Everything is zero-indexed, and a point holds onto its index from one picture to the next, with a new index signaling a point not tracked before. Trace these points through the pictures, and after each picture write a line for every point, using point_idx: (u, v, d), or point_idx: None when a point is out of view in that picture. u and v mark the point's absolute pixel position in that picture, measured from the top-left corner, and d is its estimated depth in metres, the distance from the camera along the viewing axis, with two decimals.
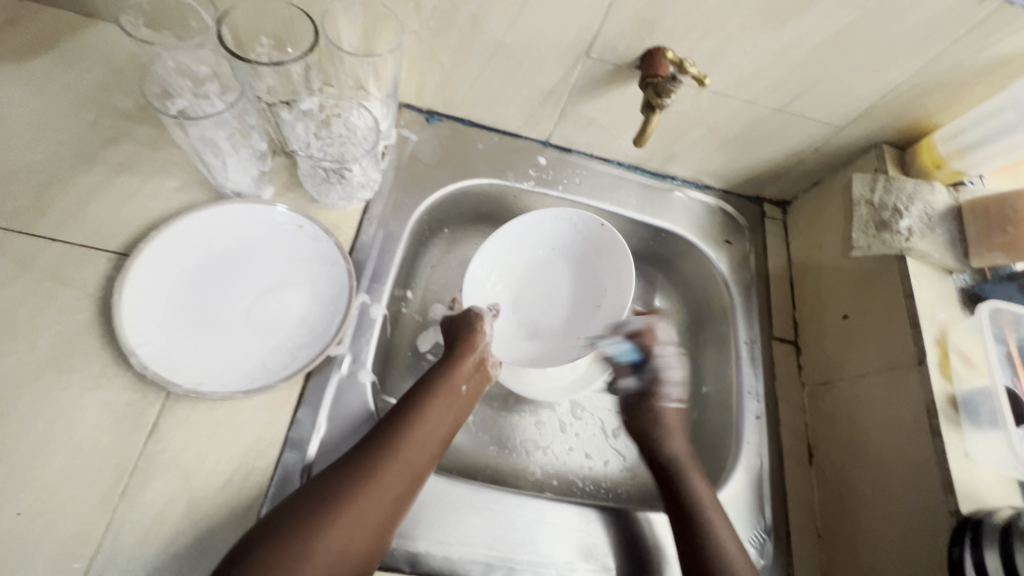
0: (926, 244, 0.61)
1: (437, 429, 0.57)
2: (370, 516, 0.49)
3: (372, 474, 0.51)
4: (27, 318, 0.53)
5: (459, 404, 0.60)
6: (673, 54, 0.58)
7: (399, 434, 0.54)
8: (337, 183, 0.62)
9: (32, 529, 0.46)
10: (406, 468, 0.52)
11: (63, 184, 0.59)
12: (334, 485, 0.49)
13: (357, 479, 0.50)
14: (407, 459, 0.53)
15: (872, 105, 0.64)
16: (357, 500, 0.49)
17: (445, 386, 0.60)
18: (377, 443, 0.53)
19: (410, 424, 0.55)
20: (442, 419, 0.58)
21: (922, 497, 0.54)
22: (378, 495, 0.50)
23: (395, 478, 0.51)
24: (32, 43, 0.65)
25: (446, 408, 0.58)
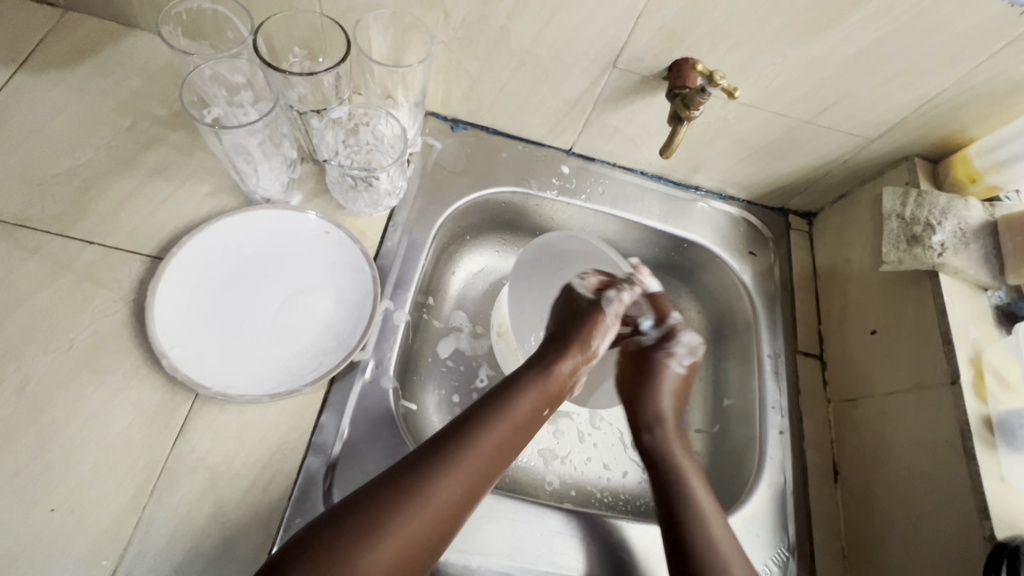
0: (960, 260, 0.60)
1: (512, 440, 0.54)
2: (441, 514, 0.48)
3: (446, 474, 0.49)
4: (64, 318, 0.54)
5: (538, 418, 0.57)
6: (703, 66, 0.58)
7: (478, 436, 0.52)
8: (364, 191, 0.63)
9: (65, 524, 0.47)
10: (479, 474, 0.51)
11: (100, 189, 0.60)
12: (410, 481, 0.48)
13: (433, 476, 0.48)
14: (484, 463, 0.51)
15: (904, 118, 0.63)
16: (432, 497, 0.48)
17: (535, 390, 0.57)
18: (455, 443, 0.51)
19: (490, 428, 0.53)
20: (522, 428, 0.55)
21: (954, 521, 0.52)
22: (450, 495, 0.48)
23: (470, 479, 0.50)
24: (73, 52, 0.67)
25: (527, 417, 0.56)
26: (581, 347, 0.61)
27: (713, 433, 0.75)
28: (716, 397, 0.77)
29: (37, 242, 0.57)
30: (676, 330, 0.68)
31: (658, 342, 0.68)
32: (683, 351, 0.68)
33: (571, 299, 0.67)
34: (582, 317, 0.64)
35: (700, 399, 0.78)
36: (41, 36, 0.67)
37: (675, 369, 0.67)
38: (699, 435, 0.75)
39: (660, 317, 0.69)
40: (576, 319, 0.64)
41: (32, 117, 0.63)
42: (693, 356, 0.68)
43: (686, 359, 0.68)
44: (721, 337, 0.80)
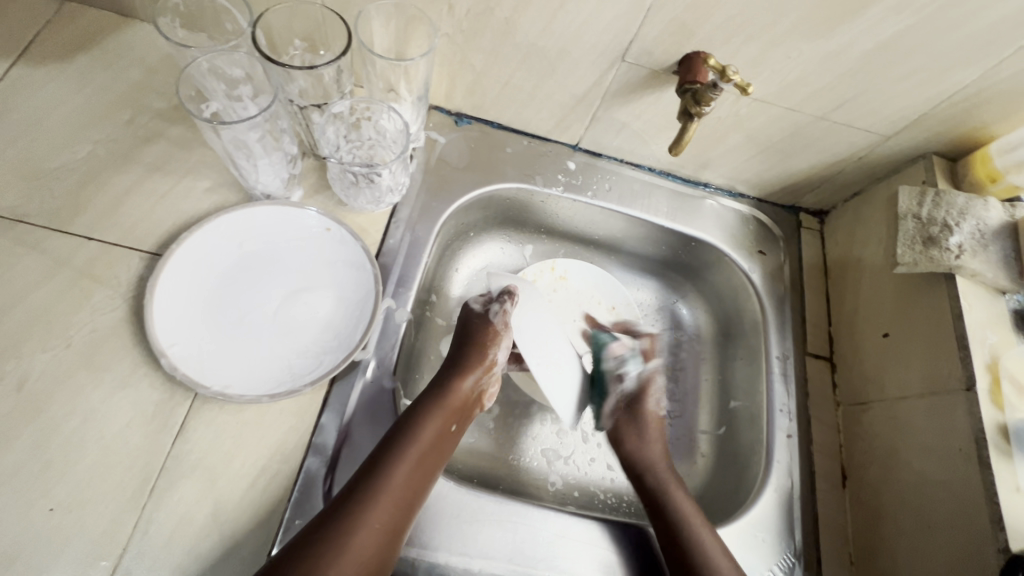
0: (978, 262, 0.58)
1: (425, 464, 0.54)
2: (367, 557, 0.48)
3: (364, 514, 0.49)
4: (63, 315, 0.54)
5: (448, 439, 0.57)
6: (716, 60, 0.55)
7: (388, 470, 0.51)
8: (366, 187, 0.62)
9: (64, 524, 0.47)
10: (399, 505, 0.51)
11: (99, 183, 0.60)
12: (325, 533, 0.47)
13: (348, 520, 0.48)
14: (400, 494, 0.51)
15: (923, 115, 0.61)
16: (353, 543, 0.47)
17: (439, 412, 0.58)
18: (366, 480, 0.51)
19: (399, 458, 0.52)
20: (432, 453, 0.55)
21: (966, 531, 0.51)
22: (373, 534, 0.48)
23: (387, 514, 0.50)
24: (72, 43, 0.66)
25: (436, 441, 0.56)
26: (478, 363, 0.63)
27: (719, 435, 0.74)
28: (723, 398, 0.76)
29: (36, 237, 0.56)
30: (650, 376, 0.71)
31: (630, 400, 0.69)
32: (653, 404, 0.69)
33: (467, 320, 0.67)
34: (474, 339, 0.65)
35: (706, 399, 0.77)
36: (39, 27, 0.66)
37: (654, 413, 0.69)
38: (705, 437, 0.75)
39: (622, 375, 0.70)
40: (468, 340, 0.65)
41: (30, 110, 0.62)
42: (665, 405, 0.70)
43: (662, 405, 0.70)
44: (728, 337, 0.79)
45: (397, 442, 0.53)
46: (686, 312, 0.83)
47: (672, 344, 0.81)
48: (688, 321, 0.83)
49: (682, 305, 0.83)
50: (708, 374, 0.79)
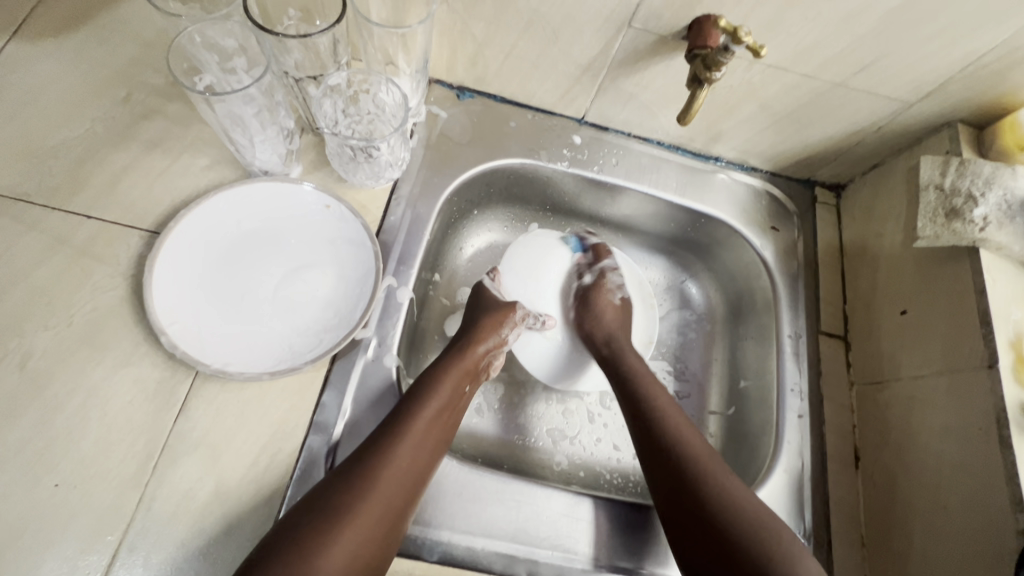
0: (1004, 235, 0.55)
1: (444, 420, 0.54)
2: (392, 501, 0.47)
3: (387, 459, 0.49)
4: (63, 294, 0.53)
5: (462, 400, 0.58)
6: (727, 21, 0.52)
7: (409, 420, 0.51)
8: (365, 162, 0.60)
9: (70, 499, 0.47)
10: (422, 454, 0.51)
11: (96, 161, 0.59)
12: (352, 478, 0.47)
13: (372, 465, 0.48)
14: (421, 444, 0.51)
15: (949, 80, 0.58)
16: (378, 486, 0.47)
17: (455, 371, 0.58)
18: (388, 429, 0.51)
19: (419, 409, 0.53)
20: (448, 411, 0.55)
21: (985, 511, 0.49)
22: (397, 478, 0.48)
23: (410, 460, 0.50)
24: (67, 17, 0.65)
25: (453, 398, 0.56)
26: (491, 332, 0.63)
27: (728, 416, 0.73)
28: (733, 378, 0.75)
29: (35, 216, 0.56)
30: (605, 271, 0.75)
31: (589, 292, 0.73)
32: (617, 281, 0.74)
33: (481, 297, 0.68)
34: (488, 312, 0.65)
35: (715, 380, 0.76)
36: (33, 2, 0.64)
37: (611, 300, 0.72)
38: (713, 418, 0.74)
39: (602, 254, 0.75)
40: (485, 313, 0.65)
41: (26, 87, 0.61)
42: (626, 290, 0.74)
43: (620, 293, 0.74)
44: (739, 317, 0.77)
45: (416, 398, 0.54)
46: (695, 292, 0.81)
47: (680, 323, 0.80)
48: (696, 301, 0.81)
49: (691, 284, 0.82)
50: (717, 354, 0.78)
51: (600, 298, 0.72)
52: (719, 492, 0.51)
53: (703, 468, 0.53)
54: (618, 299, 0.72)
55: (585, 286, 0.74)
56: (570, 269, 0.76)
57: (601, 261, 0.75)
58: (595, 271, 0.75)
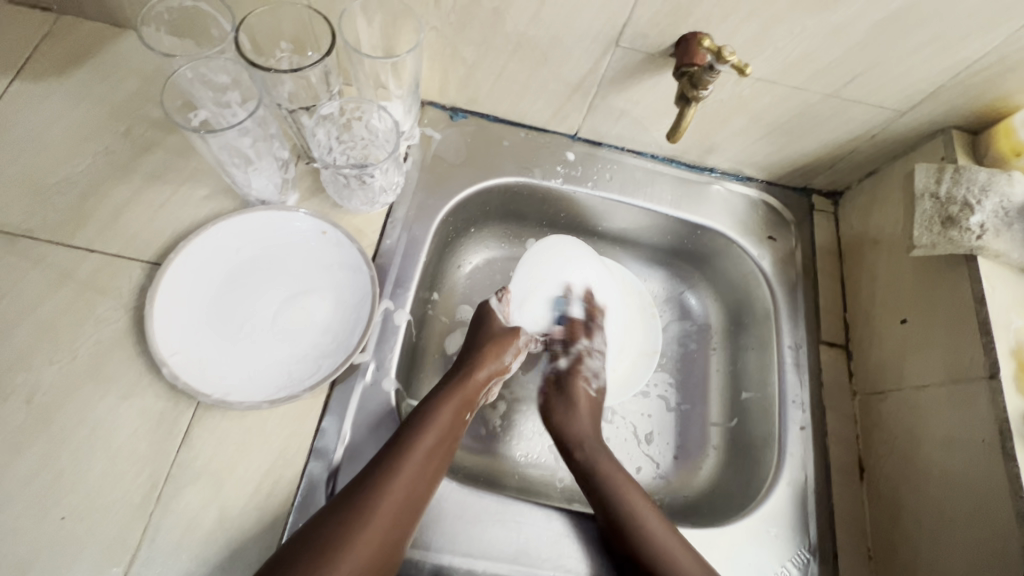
0: (1001, 242, 0.55)
1: (442, 448, 0.54)
2: (389, 530, 0.48)
3: (385, 488, 0.49)
4: (68, 328, 0.55)
5: (461, 427, 0.58)
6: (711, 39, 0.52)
7: (407, 448, 0.52)
8: (358, 188, 0.62)
9: (77, 531, 0.48)
10: (420, 482, 0.51)
11: (99, 196, 0.60)
12: (350, 505, 0.48)
13: (370, 492, 0.49)
14: (419, 472, 0.51)
15: (940, 87, 0.57)
16: (375, 515, 0.48)
17: (455, 398, 0.58)
18: (387, 458, 0.51)
19: (417, 438, 0.53)
20: (448, 439, 0.55)
21: (991, 525, 0.48)
22: (395, 507, 0.49)
23: (408, 489, 0.50)
24: (69, 56, 0.66)
25: (452, 426, 0.56)
26: (494, 359, 0.63)
27: (731, 427, 0.72)
28: (735, 389, 0.74)
29: (41, 251, 0.57)
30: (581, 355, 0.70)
31: (561, 380, 0.69)
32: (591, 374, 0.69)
33: (487, 321, 0.68)
34: (496, 340, 0.65)
35: (717, 391, 0.76)
36: (36, 42, 0.66)
37: (586, 391, 0.68)
38: (716, 429, 0.73)
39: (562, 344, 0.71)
40: (490, 340, 0.65)
41: (30, 125, 0.63)
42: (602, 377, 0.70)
43: (595, 381, 0.69)
44: (739, 327, 0.77)
45: (415, 425, 0.54)
46: (694, 302, 0.81)
47: (681, 335, 0.80)
48: (695, 311, 0.81)
49: (690, 295, 0.81)
50: (718, 365, 0.77)
51: (575, 382, 0.68)
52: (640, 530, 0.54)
53: (629, 514, 0.55)
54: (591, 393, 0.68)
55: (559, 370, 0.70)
56: (543, 353, 0.73)
57: (574, 342, 0.71)
58: (572, 354, 0.71)
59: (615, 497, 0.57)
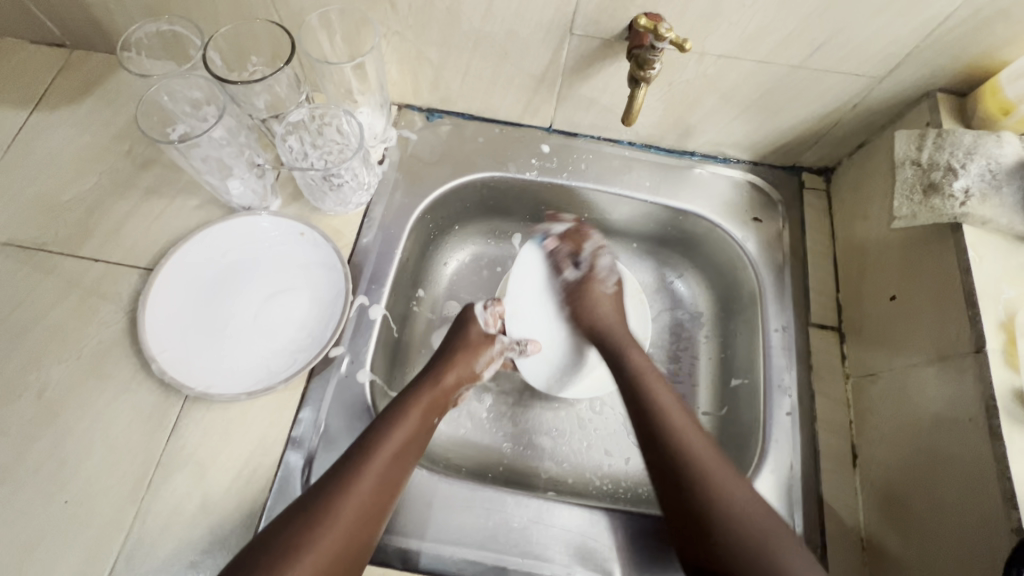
0: (988, 207, 0.51)
1: (408, 453, 0.55)
2: (351, 532, 0.49)
3: (348, 490, 0.51)
4: (74, 331, 0.60)
5: (428, 432, 0.59)
6: (645, 20, 0.51)
7: (371, 454, 0.53)
8: (331, 190, 0.64)
9: (78, 512, 0.52)
10: (384, 485, 0.52)
11: (103, 211, 0.66)
12: (314, 506, 0.49)
13: (333, 496, 0.50)
14: (384, 476, 0.53)
15: (915, 49, 0.54)
16: (338, 517, 0.49)
17: (423, 402, 0.60)
18: (351, 463, 0.52)
19: (382, 442, 0.54)
20: (415, 442, 0.56)
21: (977, 508, 0.45)
22: (355, 511, 0.50)
23: (371, 493, 0.51)
24: (79, 86, 0.73)
25: (420, 432, 0.57)
26: (463, 366, 0.65)
27: (721, 416, 0.70)
28: (726, 376, 0.72)
29: (53, 262, 0.63)
30: (593, 260, 0.74)
31: (581, 286, 0.72)
32: (605, 272, 0.73)
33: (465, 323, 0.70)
34: (467, 345, 0.67)
35: (709, 380, 0.73)
36: (52, 75, 0.73)
37: (606, 291, 0.72)
38: (706, 418, 0.71)
39: (580, 245, 0.74)
40: (461, 347, 0.67)
41: (46, 151, 0.69)
42: (617, 274, 0.74)
43: (613, 280, 0.73)
44: (729, 314, 0.74)
45: (382, 429, 0.55)
46: (684, 290, 0.79)
47: (672, 324, 0.78)
48: (686, 299, 0.79)
49: (680, 282, 0.80)
50: (709, 352, 0.75)
51: (591, 287, 0.71)
52: (720, 503, 0.50)
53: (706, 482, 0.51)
54: (610, 292, 0.72)
55: (574, 279, 0.73)
56: (549, 268, 0.75)
57: (580, 251, 0.74)
58: (582, 264, 0.74)
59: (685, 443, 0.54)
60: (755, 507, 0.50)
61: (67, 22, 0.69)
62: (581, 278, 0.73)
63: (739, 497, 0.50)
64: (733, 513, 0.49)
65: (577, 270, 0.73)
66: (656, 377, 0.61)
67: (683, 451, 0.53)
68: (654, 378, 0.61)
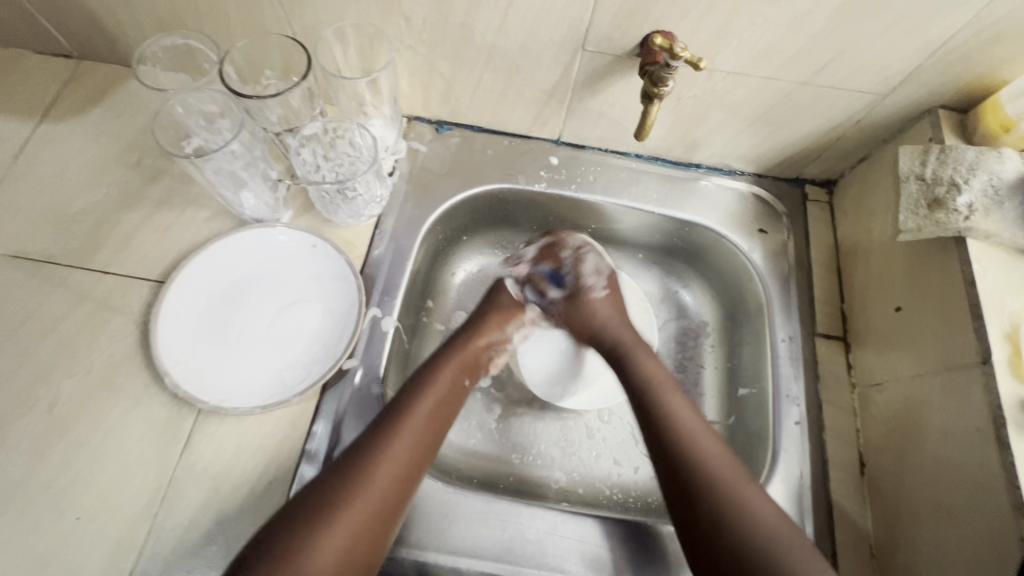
0: (991, 222, 0.53)
1: (441, 413, 0.57)
2: (389, 486, 0.50)
3: (386, 446, 0.52)
4: (84, 344, 0.59)
5: (460, 392, 0.61)
6: (661, 39, 0.53)
7: (408, 409, 0.55)
8: (343, 203, 0.64)
9: (90, 529, 0.52)
10: (422, 441, 0.54)
11: (112, 223, 0.66)
12: (354, 458, 0.51)
13: (370, 452, 0.51)
14: (421, 430, 0.54)
15: (918, 68, 0.56)
16: (376, 475, 0.50)
17: (455, 360, 0.62)
18: (387, 420, 0.54)
19: (416, 399, 0.56)
20: (446, 401, 0.58)
21: (986, 517, 0.46)
22: (394, 465, 0.51)
23: (409, 447, 0.53)
24: (87, 97, 0.73)
25: (452, 391, 0.59)
26: (495, 326, 0.67)
27: (729, 425, 0.71)
28: (733, 386, 0.73)
29: (62, 275, 0.63)
30: (578, 264, 0.71)
31: (572, 300, 0.70)
32: (591, 275, 0.71)
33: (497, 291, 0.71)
34: (501, 308, 0.69)
35: (716, 389, 0.74)
36: (60, 86, 0.73)
37: (598, 296, 0.69)
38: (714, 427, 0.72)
39: (556, 257, 0.71)
40: (495, 307, 0.69)
41: (53, 161, 0.69)
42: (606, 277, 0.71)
43: (599, 280, 0.71)
44: (735, 323, 0.75)
45: (416, 387, 0.57)
46: (689, 300, 0.80)
47: (678, 333, 0.79)
48: (691, 309, 0.80)
49: (685, 292, 0.81)
50: (715, 361, 0.76)
51: (584, 298, 0.69)
52: (731, 512, 0.49)
53: (721, 489, 0.50)
54: (603, 296, 0.69)
55: (563, 296, 0.71)
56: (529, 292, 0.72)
57: (562, 266, 0.71)
58: (563, 272, 0.71)
59: (696, 451, 0.53)
60: (771, 510, 0.49)
61: (77, 34, 0.69)
62: (570, 293, 0.70)
63: (756, 504, 0.49)
64: (737, 516, 0.49)
65: (562, 288, 0.71)
66: (671, 387, 0.59)
67: (694, 457, 0.53)
68: (668, 386, 0.60)
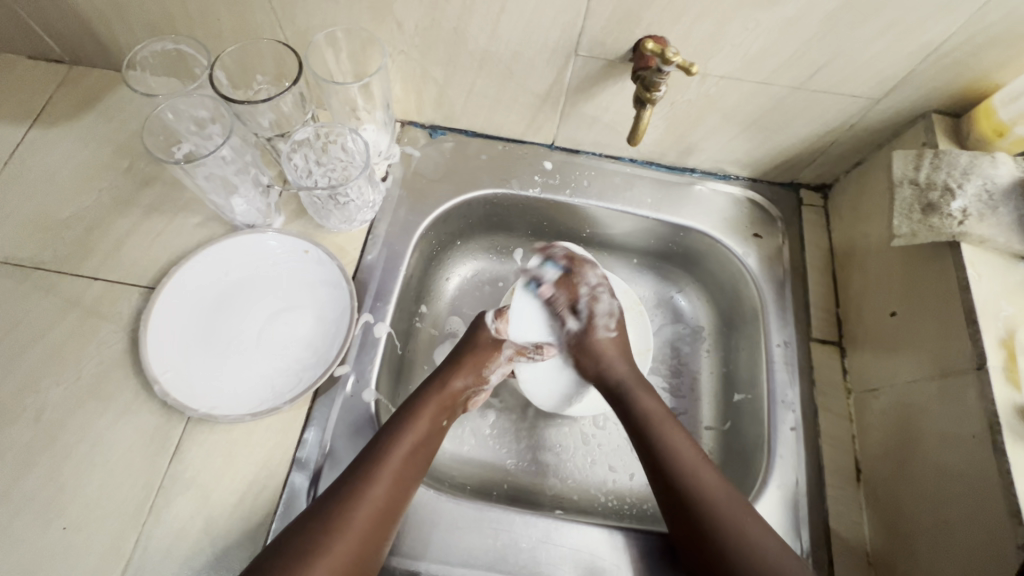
0: (985, 226, 0.52)
1: (418, 456, 0.56)
2: (365, 532, 0.49)
3: (363, 490, 0.51)
4: (73, 352, 0.59)
5: (438, 434, 0.59)
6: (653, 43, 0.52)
7: (386, 453, 0.53)
8: (335, 208, 0.64)
9: (77, 539, 0.51)
10: (398, 485, 0.53)
11: (103, 229, 0.65)
12: (327, 510, 0.49)
13: (347, 496, 0.50)
14: (398, 475, 0.53)
15: (911, 72, 0.56)
16: (353, 519, 0.49)
17: (433, 402, 0.60)
18: (365, 463, 0.53)
19: (393, 443, 0.55)
20: (425, 444, 0.57)
21: (984, 526, 0.46)
22: (370, 511, 0.50)
23: (384, 492, 0.51)
24: (79, 102, 0.72)
25: (430, 432, 0.58)
26: (472, 367, 0.66)
27: (724, 431, 0.70)
28: (728, 391, 0.72)
29: (51, 282, 0.62)
30: (591, 306, 0.70)
31: (582, 336, 0.68)
32: (602, 315, 0.69)
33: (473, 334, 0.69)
34: (476, 347, 0.68)
35: (711, 395, 0.74)
36: (51, 91, 0.73)
37: (606, 338, 0.68)
38: (710, 433, 0.71)
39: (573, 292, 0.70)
40: (472, 349, 0.67)
41: (44, 167, 0.69)
42: (616, 317, 0.69)
43: (611, 322, 0.69)
44: (730, 329, 0.75)
45: (393, 430, 0.56)
46: (684, 305, 0.80)
47: (674, 338, 0.79)
48: (687, 313, 0.80)
49: (680, 297, 0.80)
50: (711, 367, 0.76)
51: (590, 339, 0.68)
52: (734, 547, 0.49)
53: (727, 528, 0.50)
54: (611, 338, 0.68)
55: (575, 331, 0.69)
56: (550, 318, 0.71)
57: (579, 299, 0.70)
58: (582, 313, 0.69)
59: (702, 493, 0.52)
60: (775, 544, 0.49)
61: (68, 39, 0.69)
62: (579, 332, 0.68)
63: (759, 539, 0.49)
64: (743, 552, 0.49)
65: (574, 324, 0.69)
66: (673, 428, 0.58)
67: (699, 496, 0.52)
68: (668, 425, 0.58)
